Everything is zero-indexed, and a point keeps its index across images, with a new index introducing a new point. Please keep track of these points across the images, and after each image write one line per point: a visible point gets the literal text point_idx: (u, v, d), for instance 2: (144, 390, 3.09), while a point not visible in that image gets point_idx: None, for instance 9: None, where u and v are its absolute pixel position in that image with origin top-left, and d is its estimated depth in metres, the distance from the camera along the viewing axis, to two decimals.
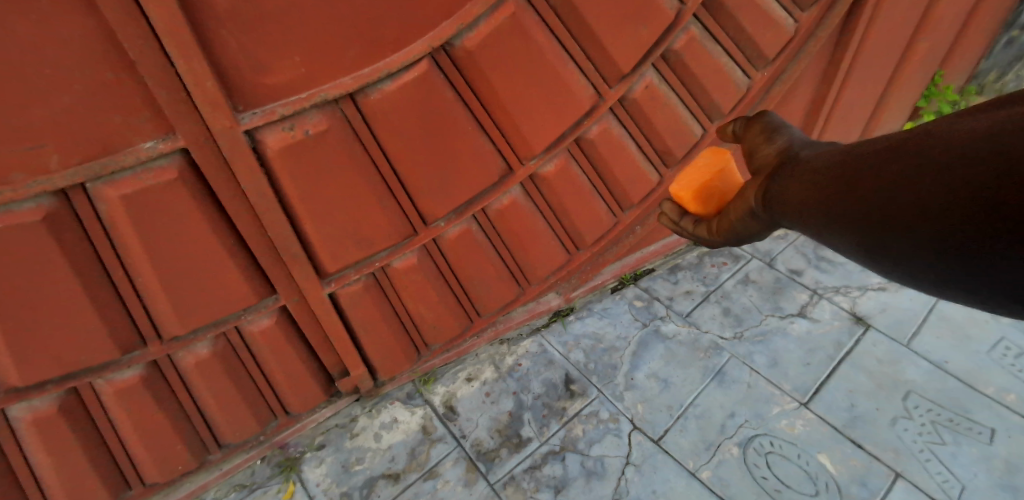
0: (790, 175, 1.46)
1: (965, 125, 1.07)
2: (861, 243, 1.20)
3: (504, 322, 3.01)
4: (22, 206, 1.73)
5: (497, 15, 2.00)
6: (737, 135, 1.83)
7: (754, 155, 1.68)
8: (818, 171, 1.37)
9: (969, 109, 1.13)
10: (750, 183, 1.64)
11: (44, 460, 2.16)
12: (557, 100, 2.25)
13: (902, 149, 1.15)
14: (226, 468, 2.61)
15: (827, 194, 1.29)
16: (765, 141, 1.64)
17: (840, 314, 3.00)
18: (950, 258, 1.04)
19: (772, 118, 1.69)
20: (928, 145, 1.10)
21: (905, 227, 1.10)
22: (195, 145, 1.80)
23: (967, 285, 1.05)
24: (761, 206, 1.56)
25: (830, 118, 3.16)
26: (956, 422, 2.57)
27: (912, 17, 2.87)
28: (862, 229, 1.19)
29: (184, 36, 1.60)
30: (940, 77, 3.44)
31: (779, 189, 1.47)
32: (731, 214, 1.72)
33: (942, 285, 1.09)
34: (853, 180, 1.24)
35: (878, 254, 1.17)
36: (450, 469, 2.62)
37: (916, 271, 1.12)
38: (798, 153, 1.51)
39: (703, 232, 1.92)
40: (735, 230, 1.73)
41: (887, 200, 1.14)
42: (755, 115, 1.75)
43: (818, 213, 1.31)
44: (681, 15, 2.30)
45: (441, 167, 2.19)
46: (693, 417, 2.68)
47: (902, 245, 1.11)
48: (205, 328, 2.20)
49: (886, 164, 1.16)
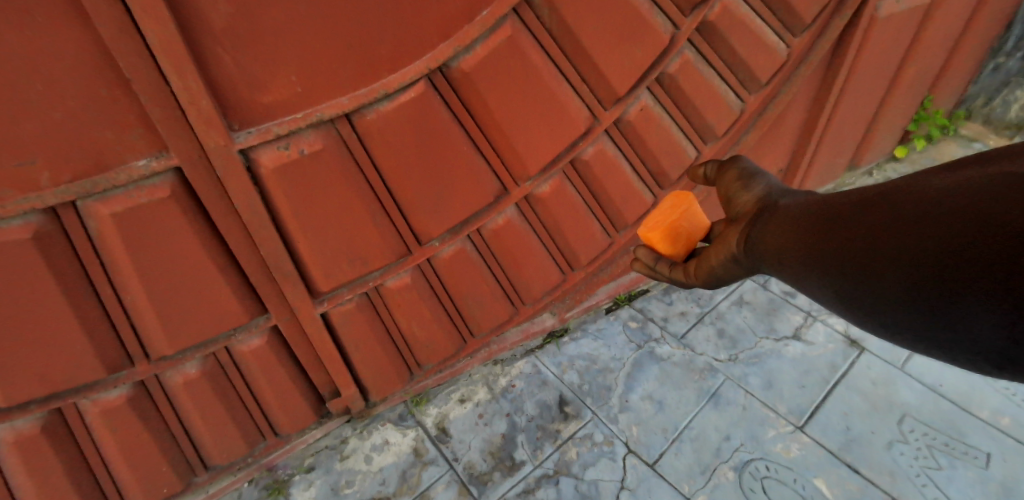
0: (770, 220, 1.48)
1: (935, 181, 1.11)
2: (837, 288, 1.22)
3: (498, 344, 2.99)
4: (11, 224, 1.70)
5: (493, 38, 2.02)
6: (711, 179, 1.86)
7: (732, 201, 1.70)
8: (796, 218, 1.40)
9: (935, 168, 1.17)
10: (731, 229, 1.65)
11: (26, 483, 2.11)
12: (553, 123, 2.26)
13: (880, 198, 1.18)
14: (212, 490, 2.55)
15: (806, 239, 1.31)
16: (743, 188, 1.67)
17: (834, 336, 2.99)
18: (927, 306, 1.06)
19: (748, 165, 1.72)
20: (906, 196, 1.13)
21: (882, 274, 1.12)
22: (189, 163, 1.78)
23: (940, 337, 1.07)
24: (743, 252, 1.55)
25: (822, 142, 3.19)
26: (951, 446, 2.55)
27: (900, 42, 2.91)
28: (840, 274, 1.21)
29: (181, 54, 1.60)
30: (929, 101, 3.50)
31: (759, 235, 1.49)
32: (710, 260, 1.70)
33: (916, 338, 1.11)
34: (830, 225, 1.26)
35: (855, 303, 1.19)
36: (441, 492, 2.57)
37: (891, 321, 1.13)
38: (777, 200, 1.54)
39: (679, 276, 1.88)
40: (714, 274, 1.72)
41: (863, 246, 1.16)
42: (727, 160, 1.79)
43: (798, 254, 1.32)
44: (676, 39, 2.33)
45: (435, 189, 2.19)
46: (688, 440, 2.65)
47: (880, 293, 1.13)
48: (194, 347, 2.17)
49: (863, 213, 1.20)
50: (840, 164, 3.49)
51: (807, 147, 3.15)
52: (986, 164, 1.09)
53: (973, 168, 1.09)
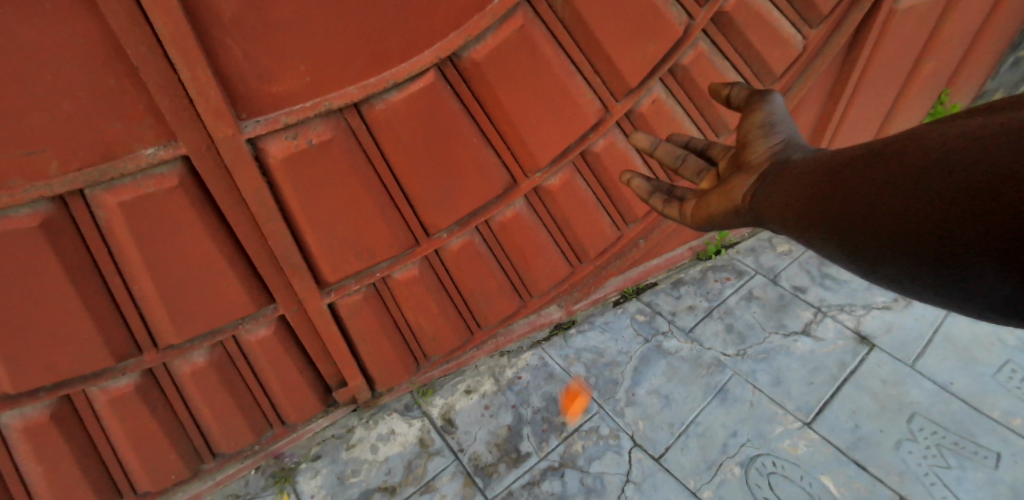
0: (776, 181, 1.49)
1: (948, 130, 1.10)
2: (842, 242, 1.23)
3: (505, 335, 2.98)
4: (19, 212, 1.70)
5: (504, 27, 1.99)
6: (736, 104, 1.80)
7: (745, 146, 1.67)
8: (805, 175, 1.40)
9: (955, 115, 1.15)
10: (739, 179, 1.65)
11: (35, 469, 2.12)
12: (564, 114, 2.23)
13: (889, 153, 1.18)
14: (219, 477, 2.57)
15: (811, 194, 1.34)
16: (761, 135, 1.64)
17: (843, 332, 2.97)
18: (931, 260, 1.06)
19: (774, 111, 1.66)
20: (914, 150, 1.12)
21: (889, 228, 1.12)
22: (197, 153, 1.77)
23: (947, 287, 1.06)
24: (747, 206, 1.58)
25: (836, 136, 3.14)
26: (961, 445, 2.53)
27: (919, 35, 2.85)
28: (848, 231, 1.21)
29: (188, 43, 1.58)
30: (946, 96, 3.42)
31: (767, 191, 1.50)
32: (711, 205, 1.73)
33: (921, 289, 1.10)
34: (839, 181, 1.27)
35: (861, 257, 1.19)
36: (447, 483, 2.58)
37: (896, 273, 1.13)
38: (790, 156, 1.54)
39: (674, 214, 1.92)
40: (710, 218, 1.75)
41: (868, 203, 1.18)
42: (757, 94, 1.72)
43: (802, 213, 1.34)
44: (690, 30, 2.28)
45: (443, 180, 2.17)
46: (694, 435, 2.64)
47: (885, 249, 1.13)
48: (202, 337, 2.16)
49: (870, 169, 1.20)
50: None
51: (820, 142, 3.11)
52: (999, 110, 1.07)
53: (984, 116, 1.07)
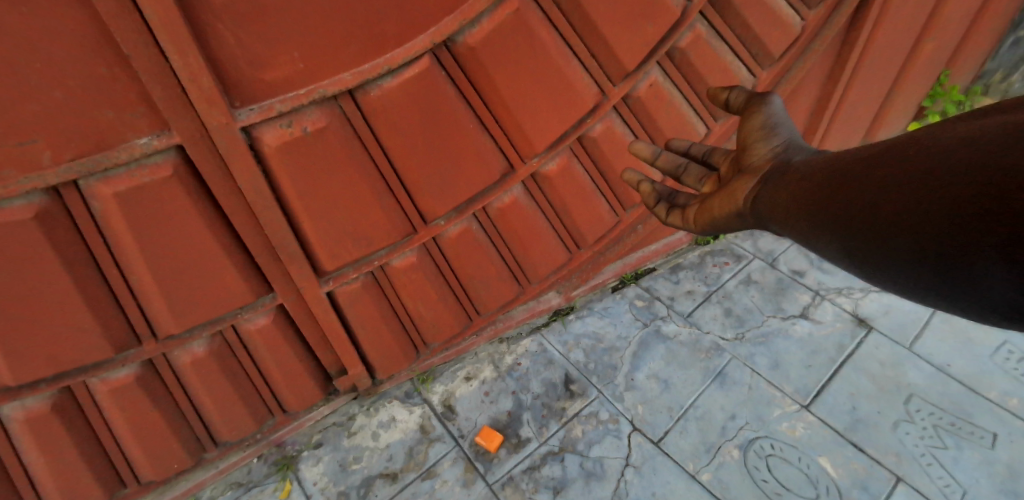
0: (779, 182, 1.49)
1: (950, 132, 1.09)
2: (845, 245, 1.22)
3: (504, 321, 2.99)
4: (13, 203, 1.69)
5: (500, 12, 1.97)
6: (734, 109, 1.77)
7: (745, 150, 1.66)
8: (807, 176, 1.40)
9: (957, 117, 1.15)
10: (740, 182, 1.64)
11: (38, 459, 2.14)
12: (561, 100, 2.21)
13: (890, 153, 1.18)
14: (222, 466, 2.59)
15: (813, 197, 1.33)
16: (762, 138, 1.63)
17: (842, 315, 2.98)
18: (935, 262, 1.06)
19: (773, 113, 1.65)
20: (916, 151, 1.12)
21: (892, 231, 1.12)
22: (191, 142, 1.75)
23: (950, 291, 1.06)
24: (749, 210, 1.58)
25: (834, 118, 3.12)
26: (958, 426, 2.55)
27: (919, 15, 2.83)
28: (850, 232, 1.21)
29: (180, 30, 1.56)
30: (945, 77, 3.41)
31: (769, 193, 1.50)
32: (713, 210, 1.72)
33: (925, 293, 1.11)
34: (841, 182, 1.27)
35: (863, 259, 1.19)
36: (448, 469, 2.59)
37: (899, 276, 1.13)
38: (791, 158, 1.53)
39: (676, 220, 1.91)
40: (713, 223, 1.74)
41: (871, 205, 1.17)
42: (756, 96, 1.70)
43: (805, 217, 1.34)
44: (688, 13, 2.26)
45: (439, 167, 2.16)
46: (693, 419, 2.65)
47: (888, 251, 1.13)
48: (201, 326, 2.17)
49: (873, 171, 1.20)
50: (852, 142, 3.43)
51: (819, 124, 3.09)
52: (998, 113, 1.08)
53: (984, 118, 1.08)
